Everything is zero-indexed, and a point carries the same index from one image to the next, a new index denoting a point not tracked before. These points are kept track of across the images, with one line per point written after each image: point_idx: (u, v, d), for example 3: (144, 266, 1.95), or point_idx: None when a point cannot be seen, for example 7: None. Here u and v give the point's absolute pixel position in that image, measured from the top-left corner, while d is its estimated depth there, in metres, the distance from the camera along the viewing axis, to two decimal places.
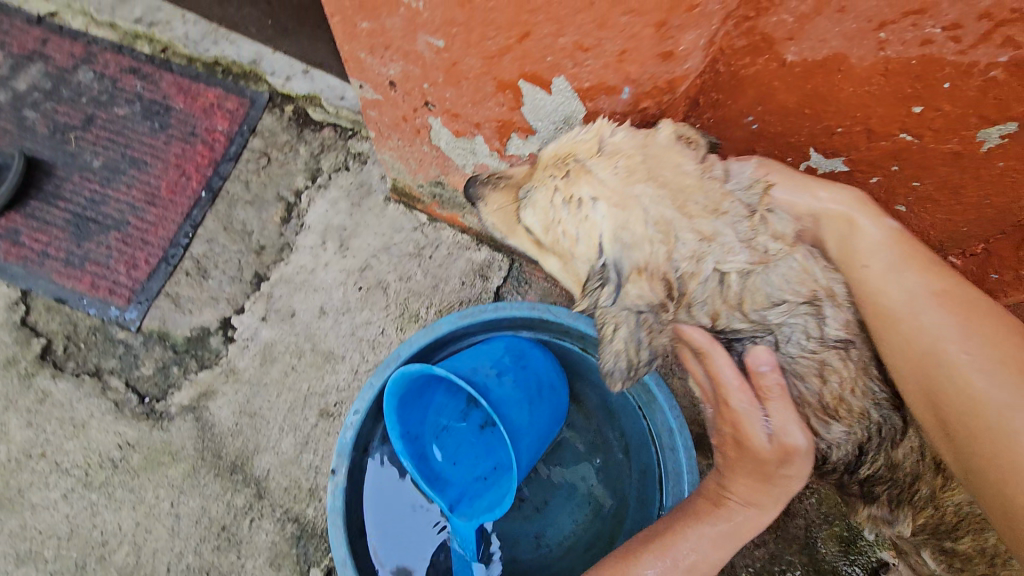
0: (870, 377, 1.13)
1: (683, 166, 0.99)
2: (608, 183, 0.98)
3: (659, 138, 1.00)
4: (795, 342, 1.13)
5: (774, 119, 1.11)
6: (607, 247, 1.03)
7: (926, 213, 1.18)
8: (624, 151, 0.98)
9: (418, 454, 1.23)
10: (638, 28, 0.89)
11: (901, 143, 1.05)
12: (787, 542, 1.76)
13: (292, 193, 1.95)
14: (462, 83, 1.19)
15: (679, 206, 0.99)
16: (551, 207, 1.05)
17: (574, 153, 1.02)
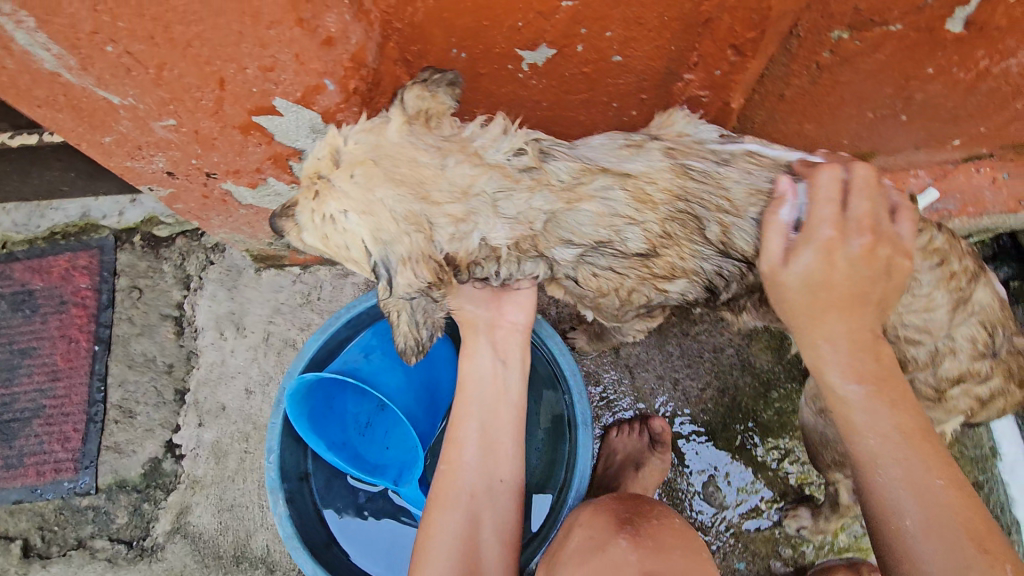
0: (694, 244, 1.27)
1: (420, 159, 1.09)
2: (350, 194, 1.07)
3: (390, 134, 1.10)
4: (610, 252, 1.25)
5: (471, 43, 1.24)
6: (368, 249, 1.11)
7: (637, 51, 1.31)
8: (358, 159, 1.08)
9: (350, 456, 1.37)
10: (287, 33, 1.02)
11: (568, 10, 1.17)
12: (727, 372, 1.93)
13: (173, 307, 2.06)
14: (216, 143, 1.29)
15: (422, 197, 1.09)
16: (318, 224, 1.11)
17: (318, 171, 1.10)
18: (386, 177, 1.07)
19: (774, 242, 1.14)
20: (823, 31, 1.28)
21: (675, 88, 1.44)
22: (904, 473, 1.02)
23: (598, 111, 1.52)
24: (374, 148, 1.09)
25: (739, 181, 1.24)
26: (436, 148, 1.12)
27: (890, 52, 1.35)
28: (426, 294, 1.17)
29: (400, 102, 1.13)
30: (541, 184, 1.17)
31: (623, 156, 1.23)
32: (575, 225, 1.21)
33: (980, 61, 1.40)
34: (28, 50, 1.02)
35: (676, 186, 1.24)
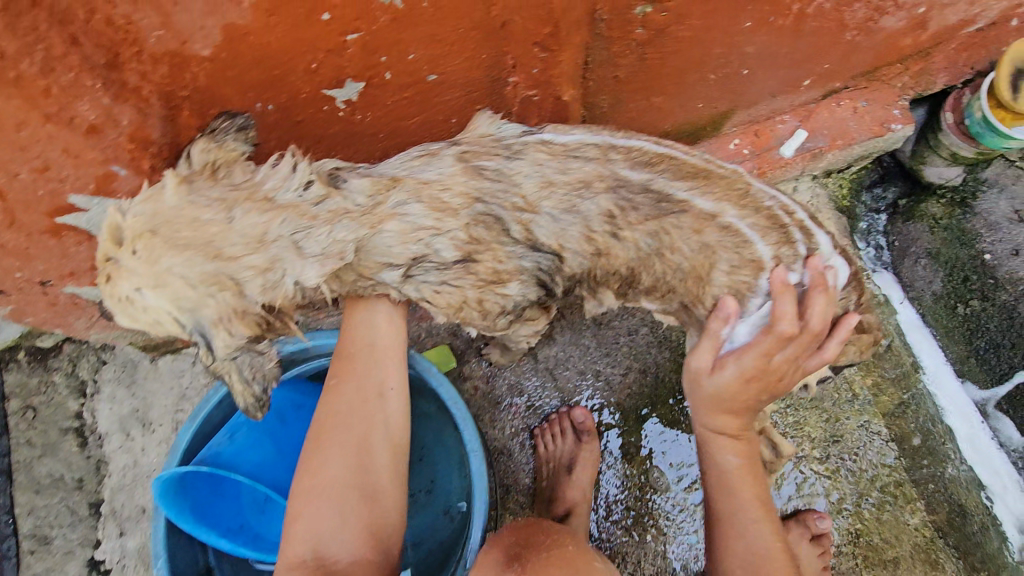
0: (505, 245, 1.34)
1: (202, 216, 1.08)
2: (139, 270, 1.04)
3: (167, 199, 1.07)
4: (429, 268, 1.29)
5: (273, 93, 1.18)
6: (180, 320, 1.09)
7: (450, 66, 1.28)
8: (138, 232, 1.04)
9: (248, 536, 1.49)
10: (43, 130, 1.00)
11: (358, 43, 1.14)
12: (647, 352, 1.93)
13: (73, 418, 1.95)
14: (31, 251, 1.23)
15: (215, 256, 1.08)
16: (120, 302, 1.05)
17: (106, 253, 1.06)
18: (171, 246, 1.04)
19: (703, 349, 1.38)
20: (626, 10, 1.28)
21: (506, 93, 1.41)
22: (740, 505, 1.46)
23: (441, 131, 1.49)
24: (155, 219, 1.06)
25: (529, 175, 1.31)
26: (220, 201, 1.10)
27: (698, 16, 1.38)
28: (249, 349, 1.19)
29: (186, 156, 1.14)
30: (340, 214, 1.18)
31: (416, 167, 1.28)
32: (383, 248, 1.23)
33: (796, 5, 1.48)
34: None
35: (473, 189, 1.28)
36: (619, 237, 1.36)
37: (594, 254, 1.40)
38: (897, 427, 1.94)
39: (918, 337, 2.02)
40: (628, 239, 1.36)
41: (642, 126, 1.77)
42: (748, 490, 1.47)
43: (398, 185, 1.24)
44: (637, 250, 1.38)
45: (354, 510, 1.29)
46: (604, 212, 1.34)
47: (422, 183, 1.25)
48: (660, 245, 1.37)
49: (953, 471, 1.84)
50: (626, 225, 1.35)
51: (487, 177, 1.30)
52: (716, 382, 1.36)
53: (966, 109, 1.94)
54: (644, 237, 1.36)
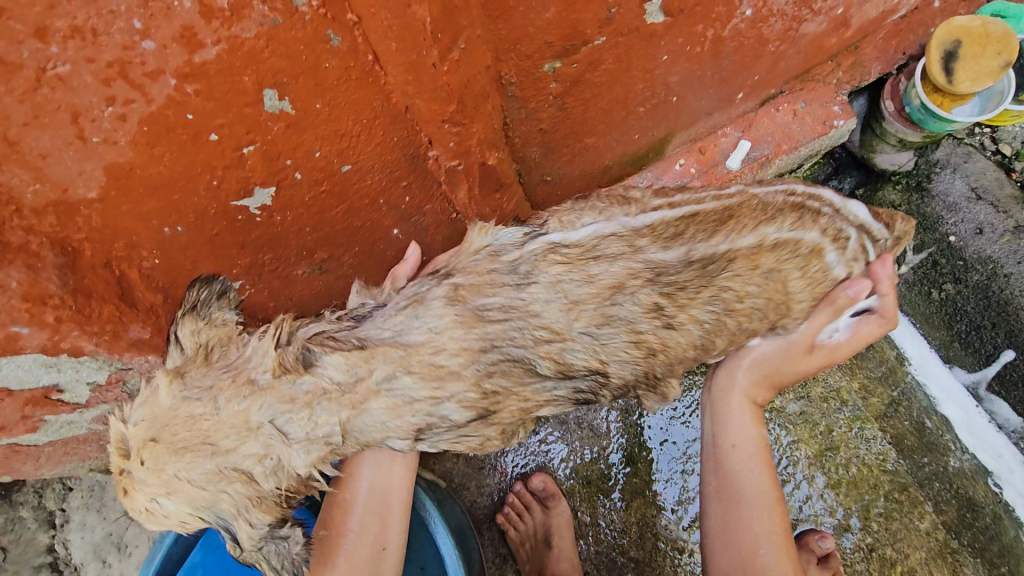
0: (533, 368, 1.27)
1: (196, 411, 1.10)
2: (150, 480, 1.07)
3: (161, 402, 1.10)
4: (453, 411, 1.23)
5: (177, 215, 1.13)
6: (202, 516, 1.12)
7: (361, 155, 1.24)
8: (141, 443, 1.07)
9: None
10: None
11: (256, 154, 1.09)
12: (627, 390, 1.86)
13: (45, 553, 1.86)
14: None
15: (212, 452, 1.09)
16: (143, 511, 1.09)
17: (116, 467, 1.09)
18: (173, 453, 1.07)
19: (821, 317, 1.46)
20: (534, 69, 1.25)
21: (429, 166, 1.37)
22: (760, 524, 1.41)
23: (369, 213, 1.44)
24: (156, 425, 1.08)
25: (548, 303, 1.26)
26: (206, 392, 1.12)
27: (612, 60, 1.35)
28: (273, 537, 1.17)
29: (175, 342, 1.18)
30: (318, 395, 1.17)
31: (403, 324, 1.24)
32: (378, 425, 1.20)
33: (710, 31, 1.45)
34: None
35: (481, 340, 1.23)
36: (670, 328, 1.30)
37: (648, 354, 1.32)
38: (892, 427, 1.89)
39: (899, 327, 2.00)
40: (685, 321, 1.31)
41: (580, 167, 1.73)
42: (773, 508, 1.43)
43: (379, 355, 1.20)
44: (699, 328, 1.33)
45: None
46: (644, 309, 1.29)
47: (408, 347, 1.21)
48: (722, 306, 1.32)
49: (957, 463, 1.80)
50: (678, 310, 1.30)
51: (484, 312, 1.24)
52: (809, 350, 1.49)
53: (904, 96, 1.91)
54: (704, 309, 1.31)
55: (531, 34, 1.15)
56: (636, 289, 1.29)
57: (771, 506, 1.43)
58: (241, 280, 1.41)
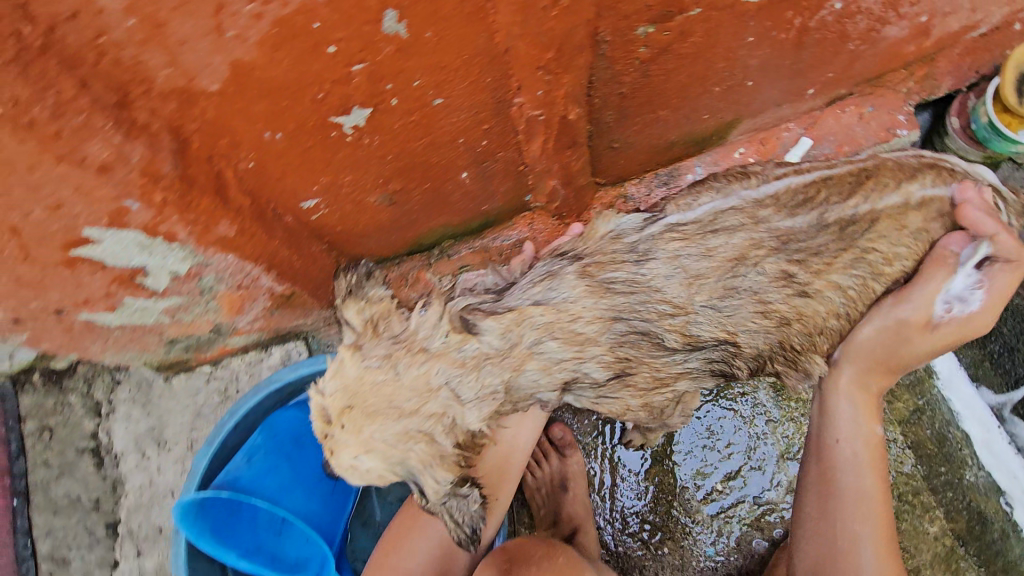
0: (676, 334, 1.43)
1: (378, 377, 1.14)
2: (349, 440, 1.10)
3: (348, 368, 1.14)
4: (598, 363, 1.41)
5: (280, 122, 1.20)
6: (393, 473, 1.14)
7: (454, 90, 1.30)
8: (338, 405, 1.12)
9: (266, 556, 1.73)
10: (57, 170, 0.98)
11: (364, 73, 1.15)
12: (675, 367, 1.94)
13: (88, 439, 1.97)
14: (48, 283, 1.25)
15: (399, 414, 1.13)
16: (350, 467, 1.11)
17: (323, 429, 1.16)
18: (371, 416, 1.11)
19: (937, 278, 1.42)
20: (629, 31, 1.29)
21: (512, 112, 1.44)
22: (865, 524, 1.43)
23: (447, 150, 1.51)
24: (349, 394, 1.12)
25: (668, 279, 1.41)
26: (386, 360, 1.15)
27: (701, 33, 1.39)
28: (456, 495, 1.20)
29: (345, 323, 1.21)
30: (485, 357, 1.26)
31: (541, 294, 1.38)
32: (531, 383, 1.33)
33: (798, 20, 1.49)
34: None
35: (611, 309, 1.40)
36: (804, 297, 1.43)
37: (782, 323, 1.45)
38: (914, 433, 1.93)
39: None
40: (825, 286, 1.44)
41: (648, 138, 1.78)
42: (882, 516, 1.45)
43: (527, 320, 1.33)
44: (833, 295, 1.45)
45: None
46: (769, 279, 1.41)
47: (553, 316, 1.35)
48: (867, 270, 1.44)
49: (972, 477, 1.86)
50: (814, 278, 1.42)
51: (610, 287, 1.41)
52: (919, 324, 1.43)
53: (972, 114, 1.96)
54: (844, 275, 1.44)
55: None
56: (764, 260, 1.41)
57: (876, 513, 1.44)
58: (318, 198, 1.50)
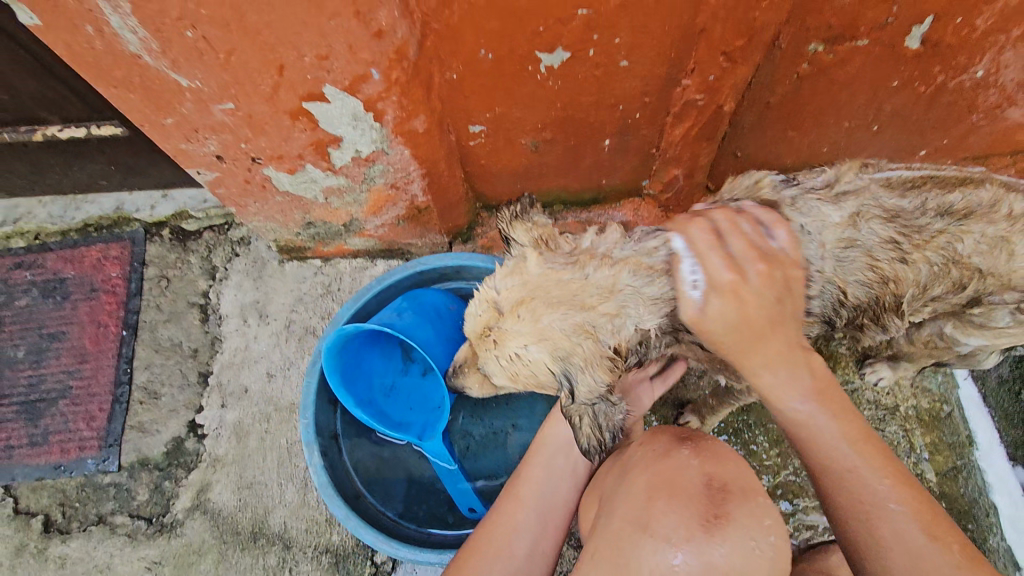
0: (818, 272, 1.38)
1: (562, 277, 1.31)
2: (523, 330, 1.29)
3: (531, 268, 1.34)
4: None
5: (497, 43, 1.39)
6: (555, 369, 1.30)
7: (642, 56, 1.49)
8: (517, 297, 1.31)
9: (377, 413, 1.58)
10: (345, 25, 1.16)
11: (584, 18, 1.35)
12: None
13: (200, 296, 2.17)
14: (267, 128, 1.44)
15: (579, 308, 1.28)
16: (512, 361, 1.32)
17: (488, 325, 1.35)
18: (551, 307, 1.28)
19: (749, 272, 1.12)
20: (803, 43, 1.50)
21: (675, 92, 1.63)
22: (879, 478, 1.06)
23: (606, 113, 1.70)
24: (531, 288, 1.30)
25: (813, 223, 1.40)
26: (571, 264, 1.33)
27: (858, 64, 1.56)
28: (604, 398, 1.32)
29: (515, 240, 1.43)
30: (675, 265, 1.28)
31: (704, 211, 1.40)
32: None
33: (940, 77, 1.64)
34: (119, 33, 1.15)
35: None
36: (911, 262, 1.42)
37: (881, 281, 1.43)
38: (948, 487, 2.04)
39: (975, 413, 2.13)
40: (922, 258, 1.42)
41: (770, 154, 1.95)
42: (883, 464, 1.08)
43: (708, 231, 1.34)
44: (929, 269, 1.44)
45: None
46: (888, 241, 1.41)
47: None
48: (957, 254, 1.44)
49: (997, 540, 1.97)
50: (919, 247, 1.41)
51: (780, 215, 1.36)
52: (745, 297, 1.10)
53: None
54: (939, 252, 1.42)
55: (822, 9, 1.40)
56: (876, 219, 1.42)
57: (877, 465, 1.07)
58: (483, 126, 1.69)
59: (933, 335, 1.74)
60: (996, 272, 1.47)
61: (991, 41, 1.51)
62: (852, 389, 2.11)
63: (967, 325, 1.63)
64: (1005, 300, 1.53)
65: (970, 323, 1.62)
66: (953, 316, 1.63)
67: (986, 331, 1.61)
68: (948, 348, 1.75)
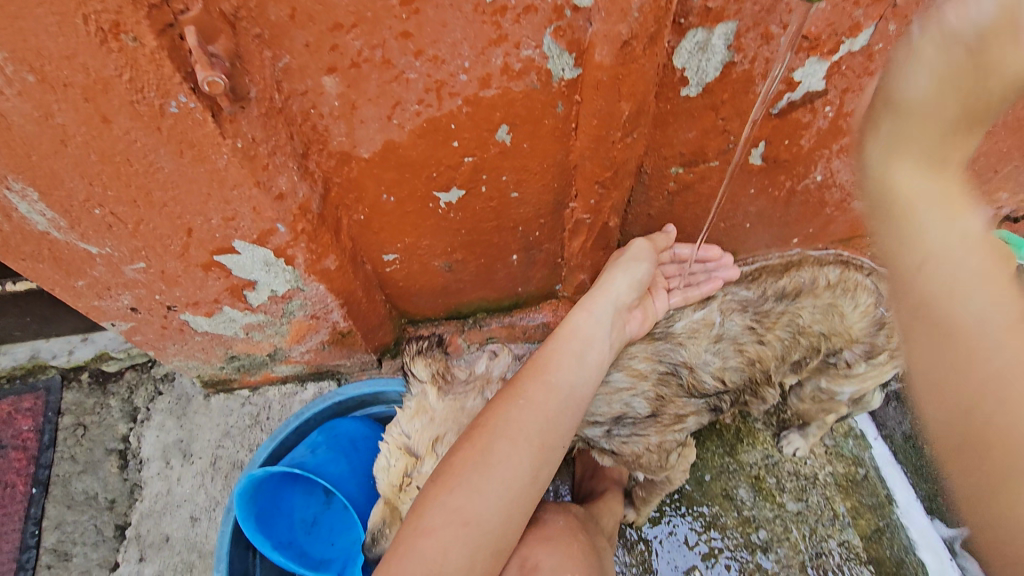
0: (698, 375, 1.71)
1: (466, 404, 1.51)
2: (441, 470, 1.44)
3: (435, 404, 1.50)
4: (636, 400, 1.70)
5: (398, 189, 1.55)
6: None
7: (530, 188, 1.69)
8: (431, 438, 1.46)
9: (296, 553, 1.57)
10: (247, 192, 1.28)
11: (471, 163, 1.53)
12: (706, 442, 2.26)
13: (119, 441, 2.10)
14: (181, 280, 1.51)
15: None
16: None
17: (407, 472, 1.43)
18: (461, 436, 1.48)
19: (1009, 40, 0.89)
20: (665, 167, 1.72)
21: (565, 213, 1.84)
22: (982, 309, 0.93)
23: (508, 235, 1.87)
24: (436, 427, 1.47)
25: (687, 341, 1.69)
26: (471, 391, 1.53)
27: (716, 180, 1.80)
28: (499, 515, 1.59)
29: (416, 375, 1.54)
30: None
31: None
32: (598, 410, 1.67)
33: (788, 183, 1.90)
34: (26, 215, 1.22)
35: (652, 354, 1.70)
36: (764, 342, 1.70)
37: (751, 363, 1.72)
38: (874, 550, 2.08)
39: (892, 472, 2.21)
40: (772, 338, 1.70)
41: None
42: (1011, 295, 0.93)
43: None
44: (781, 343, 1.72)
45: (484, 561, 1.16)
46: (744, 330, 1.69)
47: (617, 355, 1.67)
48: (797, 328, 1.70)
49: None
50: (768, 329, 1.69)
51: (656, 337, 1.70)
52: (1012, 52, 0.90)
53: None
54: (784, 330, 1.70)
55: (672, 143, 1.63)
56: (732, 314, 1.69)
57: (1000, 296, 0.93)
58: (396, 255, 1.81)
59: (815, 390, 1.90)
60: (832, 333, 1.71)
61: (818, 155, 1.80)
62: (774, 462, 2.22)
63: (837, 376, 1.80)
64: (854, 353, 1.74)
65: (838, 373, 1.79)
66: (822, 372, 1.83)
67: (853, 378, 1.78)
68: (833, 400, 1.88)
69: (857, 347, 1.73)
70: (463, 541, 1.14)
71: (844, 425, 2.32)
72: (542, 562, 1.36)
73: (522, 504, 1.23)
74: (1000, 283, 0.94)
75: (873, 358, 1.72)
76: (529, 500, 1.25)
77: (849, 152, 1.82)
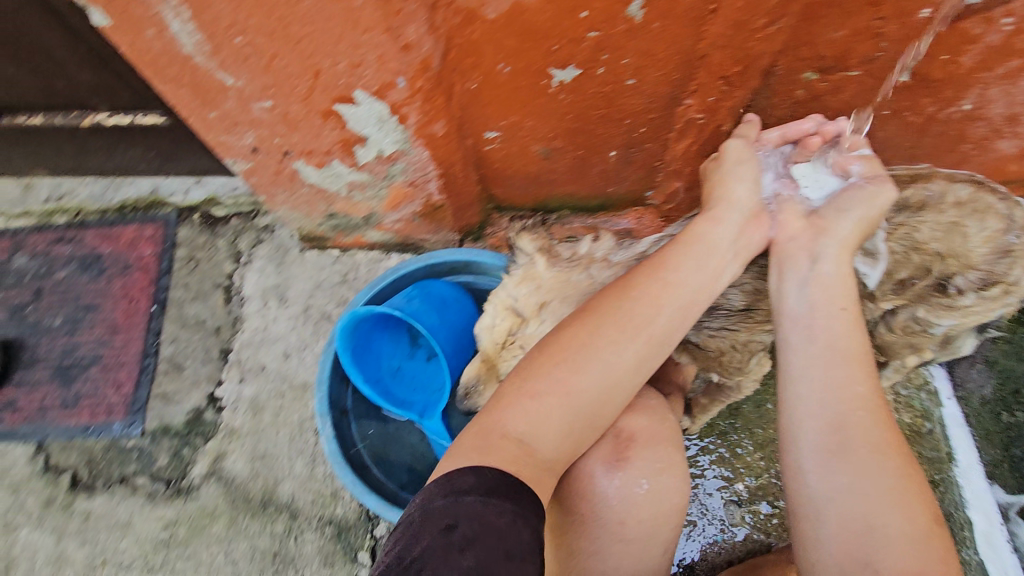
0: None
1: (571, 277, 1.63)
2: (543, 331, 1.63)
3: (543, 273, 1.65)
4: (732, 295, 1.75)
5: (516, 59, 1.50)
6: None
7: (648, 76, 1.61)
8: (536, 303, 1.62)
9: (382, 390, 1.72)
10: (376, 38, 1.30)
11: (594, 40, 1.47)
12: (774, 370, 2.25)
13: (225, 277, 2.31)
14: (300, 126, 1.58)
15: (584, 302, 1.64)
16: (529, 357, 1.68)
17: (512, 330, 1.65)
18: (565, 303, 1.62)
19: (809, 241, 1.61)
20: (799, 71, 1.60)
21: (678, 110, 1.76)
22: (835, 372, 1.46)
23: (613, 127, 1.81)
24: (541, 293, 1.63)
25: None
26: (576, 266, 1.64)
27: (850, 94, 1.66)
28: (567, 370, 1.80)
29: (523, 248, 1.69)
30: None
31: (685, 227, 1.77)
32: None
33: (930, 108, 1.68)
34: (176, 36, 1.29)
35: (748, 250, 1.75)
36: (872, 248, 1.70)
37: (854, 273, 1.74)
38: None
39: (960, 433, 2.14)
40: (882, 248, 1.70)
41: None
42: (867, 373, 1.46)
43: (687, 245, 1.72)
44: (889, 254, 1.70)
45: (580, 424, 1.42)
46: None
47: None
48: (909, 243, 1.66)
49: (967, 553, 2.02)
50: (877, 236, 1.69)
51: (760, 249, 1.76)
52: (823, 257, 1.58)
53: None
54: (897, 242, 1.68)
55: (814, 43, 1.49)
56: None
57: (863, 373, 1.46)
58: (499, 133, 1.79)
59: (909, 320, 1.75)
60: (951, 253, 1.61)
61: (975, 79, 1.57)
62: None
63: (939, 307, 1.68)
64: (966, 281, 1.63)
65: (942, 303, 1.67)
66: (921, 301, 1.69)
67: (956, 310, 1.67)
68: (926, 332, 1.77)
69: (969, 275, 1.62)
70: (564, 409, 1.40)
71: (921, 377, 2.21)
72: (637, 433, 1.52)
73: (619, 384, 1.44)
74: (855, 382, 1.45)
75: (986, 289, 1.62)
76: (631, 381, 1.45)
77: (1014, 79, 1.56)
